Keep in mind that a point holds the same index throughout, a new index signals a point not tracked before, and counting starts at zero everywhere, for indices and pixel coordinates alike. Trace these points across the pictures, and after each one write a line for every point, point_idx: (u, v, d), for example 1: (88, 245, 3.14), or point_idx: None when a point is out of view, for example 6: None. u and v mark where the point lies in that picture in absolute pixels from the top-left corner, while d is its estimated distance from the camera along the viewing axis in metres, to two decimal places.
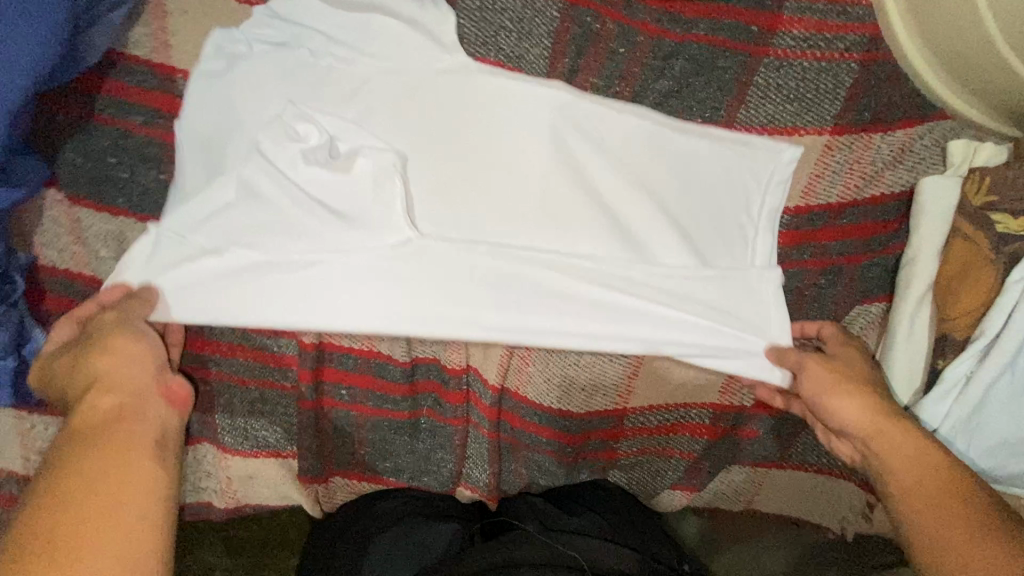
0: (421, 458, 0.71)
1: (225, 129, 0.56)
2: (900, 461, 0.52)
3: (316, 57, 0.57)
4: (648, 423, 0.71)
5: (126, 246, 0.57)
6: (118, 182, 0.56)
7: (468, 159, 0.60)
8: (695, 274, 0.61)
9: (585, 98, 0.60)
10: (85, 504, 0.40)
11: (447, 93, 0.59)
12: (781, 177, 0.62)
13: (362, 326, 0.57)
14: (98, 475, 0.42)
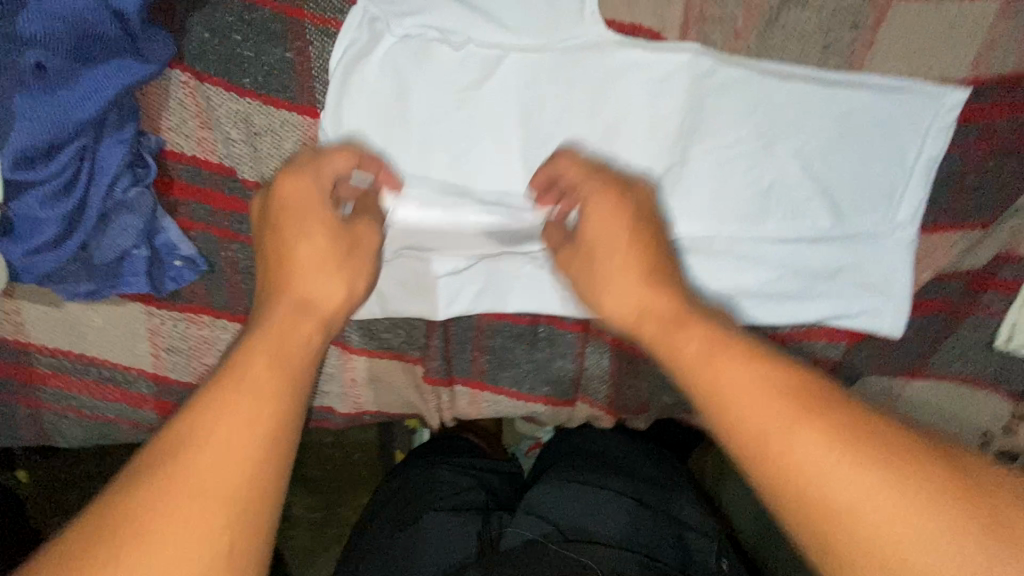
0: (542, 367, 0.68)
1: (370, 123, 0.56)
2: (779, 443, 0.39)
3: (449, 26, 0.54)
4: (784, 330, 0.65)
5: (255, 130, 0.55)
6: (245, 60, 0.53)
7: (607, 123, 0.58)
8: (829, 239, 0.61)
9: (726, 63, 0.56)
10: (240, 405, 0.40)
11: (581, 63, 0.56)
12: (942, 124, 0.58)
13: (510, 307, 0.63)
14: (236, 397, 0.40)
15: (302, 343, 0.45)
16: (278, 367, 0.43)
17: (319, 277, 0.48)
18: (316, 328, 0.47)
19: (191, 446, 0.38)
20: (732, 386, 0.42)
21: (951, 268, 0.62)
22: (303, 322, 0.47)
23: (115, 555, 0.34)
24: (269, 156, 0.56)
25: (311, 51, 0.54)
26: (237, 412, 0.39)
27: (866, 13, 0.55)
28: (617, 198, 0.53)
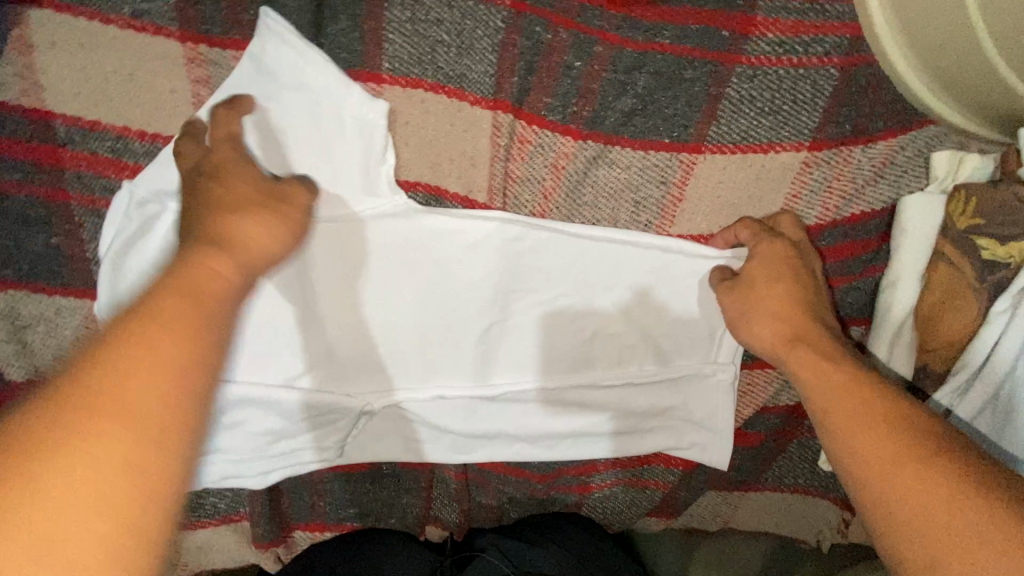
0: (386, 503, 0.68)
1: None
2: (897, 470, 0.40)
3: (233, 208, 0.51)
4: (622, 458, 0.67)
5: (20, 322, 0.51)
6: (2, 251, 0.49)
7: (420, 284, 0.56)
8: (655, 382, 0.62)
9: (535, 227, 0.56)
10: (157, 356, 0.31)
11: (385, 232, 0.54)
12: None
13: (348, 455, 0.63)
14: (148, 330, 0.31)
15: (222, 287, 0.35)
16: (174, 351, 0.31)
17: (239, 231, 0.40)
18: (233, 270, 0.37)
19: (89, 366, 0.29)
20: (864, 416, 0.44)
21: (773, 402, 0.64)
22: (214, 255, 0.37)
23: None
24: (43, 346, 0.51)
25: (83, 233, 0.50)
26: (139, 371, 0.30)
27: (673, 169, 0.57)
28: (787, 254, 0.55)
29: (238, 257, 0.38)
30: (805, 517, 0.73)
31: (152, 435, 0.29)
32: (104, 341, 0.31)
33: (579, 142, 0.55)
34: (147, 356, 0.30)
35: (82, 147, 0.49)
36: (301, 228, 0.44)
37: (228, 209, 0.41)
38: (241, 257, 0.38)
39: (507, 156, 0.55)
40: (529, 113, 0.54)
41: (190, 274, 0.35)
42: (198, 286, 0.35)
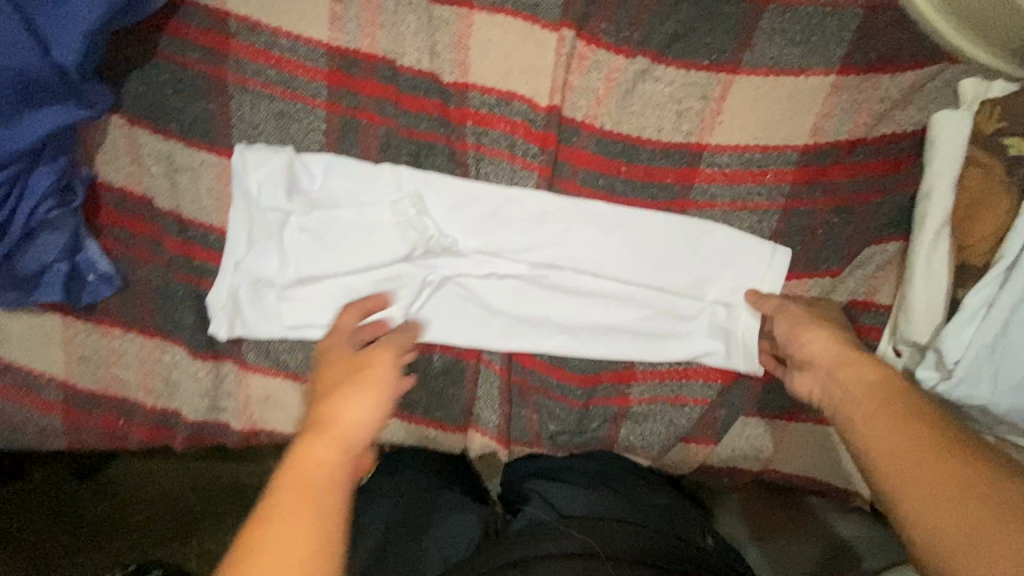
0: (434, 394, 0.73)
1: (270, 186, 0.63)
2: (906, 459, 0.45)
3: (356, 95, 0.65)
4: (660, 367, 0.70)
5: (175, 166, 0.63)
6: (172, 109, 0.63)
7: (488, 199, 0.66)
8: (690, 287, 0.68)
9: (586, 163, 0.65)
10: (324, 495, 0.43)
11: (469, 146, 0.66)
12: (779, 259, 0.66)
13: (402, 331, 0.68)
14: (270, 523, 0.41)
15: (317, 474, 0.44)
16: (305, 495, 0.43)
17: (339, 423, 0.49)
18: (330, 451, 0.46)
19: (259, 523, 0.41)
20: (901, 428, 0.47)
21: None
22: (314, 441, 0.46)
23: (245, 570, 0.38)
24: (185, 189, 0.64)
25: (232, 103, 0.64)
26: (305, 517, 0.41)
27: (712, 86, 0.65)
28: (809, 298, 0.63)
29: (338, 438, 0.47)
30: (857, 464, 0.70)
31: (326, 517, 0.42)
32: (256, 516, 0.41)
33: (630, 60, 0.65)
34: (299, 513, 0.41)
35: (246, 40, 0.64)
36: (385, 392, 0.52)
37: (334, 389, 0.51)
38: (340, 440, 0.47)
39: (568, 67, 0.65)
40: (588, 34, 0.64)
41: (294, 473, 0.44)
42: (313, 481, 0.44)
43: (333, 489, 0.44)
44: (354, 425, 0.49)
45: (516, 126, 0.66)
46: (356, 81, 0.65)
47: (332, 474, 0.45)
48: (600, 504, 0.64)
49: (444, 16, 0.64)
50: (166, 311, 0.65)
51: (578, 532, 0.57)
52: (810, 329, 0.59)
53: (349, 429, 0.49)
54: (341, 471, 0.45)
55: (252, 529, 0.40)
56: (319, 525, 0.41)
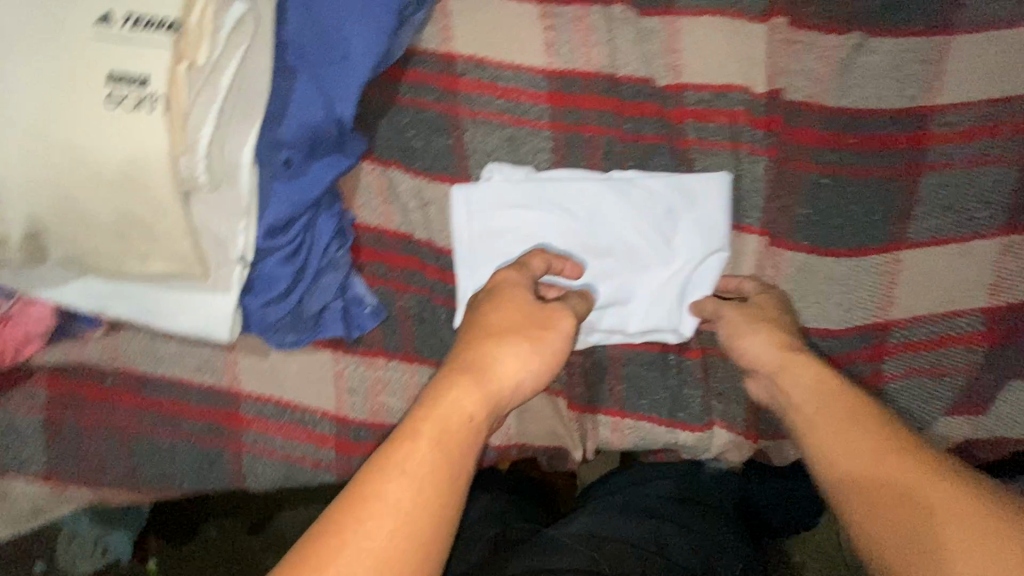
0: (675, 395, 0.71)
1: (513, 200, 0.68)
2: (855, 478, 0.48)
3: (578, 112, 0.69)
4: (914, 338, 0.68)
5: (425, 199, 0.68)
6: (417, 149, 0.69)
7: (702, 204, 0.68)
8: (940, 252, 0.66)
9: (808, 145, 0.66)
10: (432, 444, 0.45)
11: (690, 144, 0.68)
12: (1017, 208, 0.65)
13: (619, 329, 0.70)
14: (414, 461, 0.44)
15: (463, 423, 0.47)
16: (443, 444, 0.45)
17: (742, 346, 0.62)
18: (476, 404, 0.48)
19: (398, 471, 0.43)
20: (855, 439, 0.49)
21: None
22: (469, 392, 0.48)
23: (371, 518, 0.41)
24: (437, 220, 0.68)
25: (466, 136, 0.69)
26: (418, 480, 0.43)
27: (930, 51, 0.66)
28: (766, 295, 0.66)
29: (483, 389, 0.49)
30: None
31: (427, 486, 0.43)
32: (394, 450, 0.44)
33: (841, 37, 0.66)
34: (428, 469, 0.44)
35: (473, 76, 0.69)
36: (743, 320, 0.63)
37: (502, 334, 0.52)
38: (492, 394, 0.49)
39: (780, 54, 0.67)
40: (798, 18, 0.66)
41: (442, 411, 0.47)
42: (455, 439, 0.46)
43: (465, 456, 0.46)
44: (505, 380, 0.50)
45: (735, 116, 0.68)
46: (577, 98, 0.69)
47: (456, 444, 0.46)
48: (638, 525, 0.64)
49: (653, 27, 0.69)
50: (427, 336, 0.68)
51: (587, 551, 0.57)
52: (750, 334, 0.61)
53: (510, 378, 0.51)
54: (479, 429, 0.47)
55: (377, 479, 0.43)
56: (426, 495, 0.43)
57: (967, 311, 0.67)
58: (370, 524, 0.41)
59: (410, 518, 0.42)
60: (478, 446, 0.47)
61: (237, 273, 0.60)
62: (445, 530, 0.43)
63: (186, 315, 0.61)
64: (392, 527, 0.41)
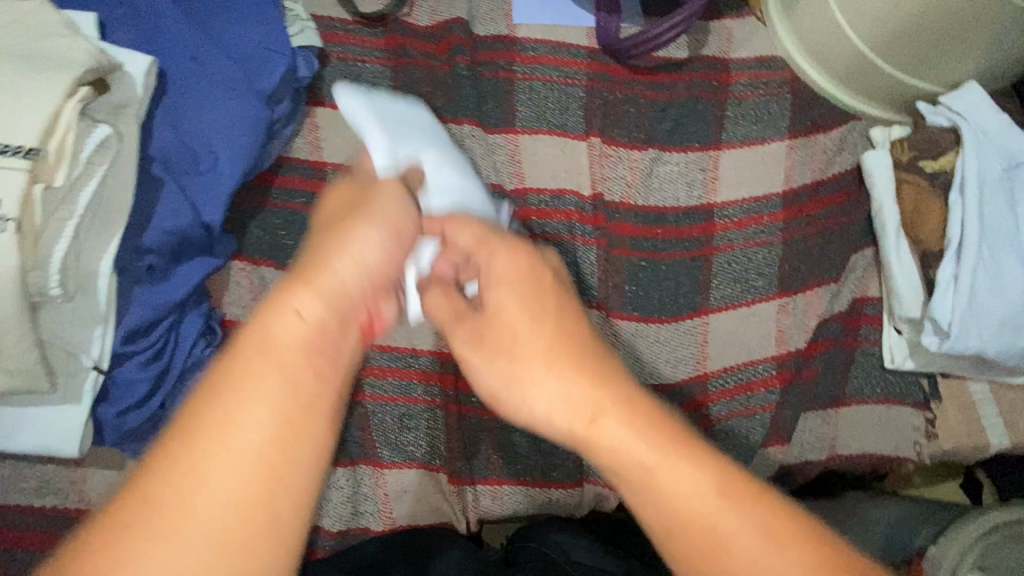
0: (547, 456, 0.77)
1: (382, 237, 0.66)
2: (703, 535, 0.40)
3: None
4: (728, 386, 0.82)
5: None
6: (288, 248, 0.73)
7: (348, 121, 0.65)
8: (736, 314, 0.83)
9: (627, 235, 0.82)
10: (255, 370, 0.41)
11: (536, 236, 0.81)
12: (783, 276, 0.84)
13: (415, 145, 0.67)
14: (241, 383, 0.41)
15: (299, 331, 0.44)
16: (278, 357, 0.42)
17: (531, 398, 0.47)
18: (316, 308, 0.45)
19: (227, 398, 0.40)
20: (687, 500, 0.41)
21: (828, 313, 0.84)
22: (301, 291, 0.45)
23: (192, 449, 0.39)
24: None
25: None
26: (252, 402, 0.40)
27: (706, 161, 0.86)
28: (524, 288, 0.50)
29: (324, 292, 0.46)
30: (901, 438, 0.85)
31: (264, 402, 0.40)
32: (219, 379, 0.41)
33: (642, 152, 0.85)
34: (256, 379, 0.41)
35: None
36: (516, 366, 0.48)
37: (339, 223, 0.50)
38: (332, 296, 0.46)
39: (599, 164, 0.84)
40: (608, 137, 0.85)
41: (271, 321, 0.43)
42: (295, 355, 0.43)
43: (305, 365, 0.43)
44: (345, 272, 0.47)
45: (571, 214, 0.82)
46: None
47: (295, 356, 0.43)
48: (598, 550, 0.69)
49: (498, 142, 0.82)
50: None
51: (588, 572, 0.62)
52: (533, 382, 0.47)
53: (353, 268, 0.48)
54: (327, 330, 0.45)
55: (203, 410, 0.40)
56: (256, 412, 0.40)
57: (764, 359, 0.83)
58: (201, 454, 0.38)
59: (240, 444, 0.39)
60: (333, 354, 0.45)
61: (92, 380, 0.58)
62: (302, 445, 0.41)
63: (31, 430, 0.58)
64: (226, 457, 0.39)
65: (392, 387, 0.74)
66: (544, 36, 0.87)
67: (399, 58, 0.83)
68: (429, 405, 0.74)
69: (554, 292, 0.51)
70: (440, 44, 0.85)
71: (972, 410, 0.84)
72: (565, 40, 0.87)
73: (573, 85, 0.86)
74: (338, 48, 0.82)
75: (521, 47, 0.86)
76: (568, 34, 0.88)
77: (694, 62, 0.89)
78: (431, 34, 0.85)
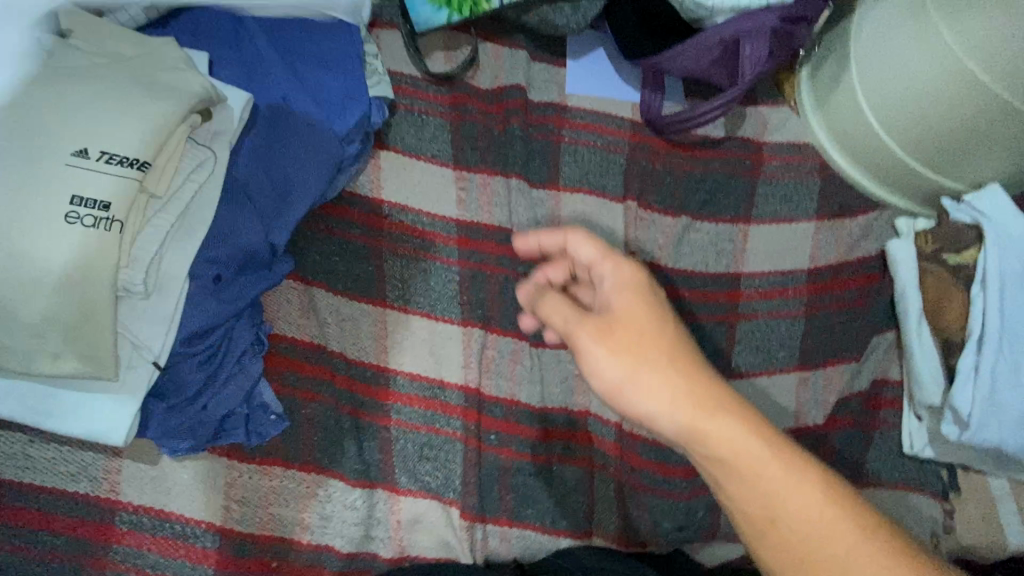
0: (558, 503, 0.79)
1: None
2: (764, 503, 0.57)
3: (483, 257, 0.84)
4: None
5: (341, 315, 0.76)
6: (339, 273, 0.78)
7: None
8: (754, 382, 0.85)
9: None
10: None
11: None
12: (800, 348, 0.87)
13: None
14: None
15: None
16: None
17: (641, 398, 0.59)
18: None
19: None
20: (781, 490, 0.56)
21: (849, 390, 0.85)
22: None
23: None
24: (350, 334, 0.76)
25: (385, 265, 0.80)
26: None
27: (735, 233, 0.90)
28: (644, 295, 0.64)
29: None
30: (925, 528, 0.83)
31: None
32: None
33: (676, 219, 0.90)
34: None
35: (396, 218, 0.83)
36: (640, 361, 0.60)
37: None
38: None
39: (632, 226, 0.89)
40: (644, 202, 0.90)
41: None
42: None
43: None
44: None
45: None
46: (480, 243, 0.85)
47: None
48: None
49: (541, 197, 0.89)
50: (327, 445, 0.72)
51: None
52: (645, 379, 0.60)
53: None
54: None
55: None
56: None
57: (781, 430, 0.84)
58: None
59: None
60: None
61: (149, 373, 0.62)
62: None
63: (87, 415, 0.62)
64: None
65: (417, 414, 0.76)
66: (592, 107, 0.96)
67: (459, 113, 0.91)
68: (450, 436, 0.76)
69: (654, 310, 0.63)
70: (497, 104, 0.93)
71: (992, 507, 0.83)
72: (611, 111, 0.96)
73: (615, 153, 0.93)
74: (407, 100, 0.90)
75: (571, 114, 0.95)
76: (613, 107, 0.97)
77: (730, 142, 0.96)
78: (491, 94, 0.94)
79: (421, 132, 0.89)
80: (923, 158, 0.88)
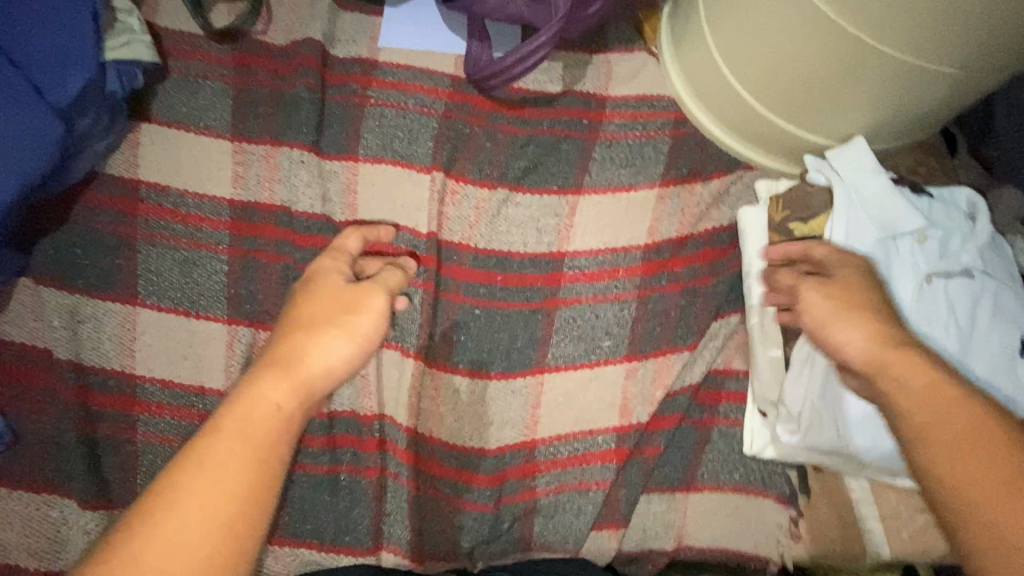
0: (342, 516, 0.73)
1: None
2: (930, 421, 0.52)
3: (259, 243, 0.74)
4: (559, 455, 0.74)
5: (78, 317, 0.69)
6: (80, 268, 0.70)
7: None
8: (574, 376, 0.75)
9: (461, 280, 0.76)
10: None
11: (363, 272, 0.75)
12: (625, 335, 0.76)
13: None
14: None
15: None
16: None
17: (837, 339, 0.60)
18: None
19: None
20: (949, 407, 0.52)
21: (680, 384, 0.75)
22: None
23: None
24: (88, 339, 0.69)
25: (138, 256, 0.71)
26: None
27: (562, 207, 0.78)
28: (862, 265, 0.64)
29: None
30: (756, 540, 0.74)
31: None
32: None
33: (492, 191, 0.78)
34: None
35: (154, 202, 0.73)
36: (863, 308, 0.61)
37: None
38: None
39: (442, 200, 0.77)
40: (456, 173, 0.78)
41: None
42: None
43: None
44: None
45: (402, 251, 0.76)
46: (257, 227, 0.74)
47: None
48: None
49: (334, 169, 0.77)
50: (59, 462, 0.66)
51: None
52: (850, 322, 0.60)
53: None
54: None
55: None
56: None
57: (600, 431, 0.75)
58: None
59: None
60: None
61: None
62: None
63: None
64: None
65: (169, 424, 0.69)
66: (405, 61, 0.81)
67: (243, 75, 0.78)
68: None
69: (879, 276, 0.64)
70: (287, 62, 0.79)
71: (847, 510, 0.73)
72: (428, 65, 0.81)
73: (427, 114, 0.80)
74: (179, 61, 0.78)
75: (380, 71, 0.81)
76: (430, 60, 0.81)
77: (567, 97, 0.82)
78: (284, 51, 0.80)
79: (195, 99, 0.77)
80: (787, 114, 0.72)
